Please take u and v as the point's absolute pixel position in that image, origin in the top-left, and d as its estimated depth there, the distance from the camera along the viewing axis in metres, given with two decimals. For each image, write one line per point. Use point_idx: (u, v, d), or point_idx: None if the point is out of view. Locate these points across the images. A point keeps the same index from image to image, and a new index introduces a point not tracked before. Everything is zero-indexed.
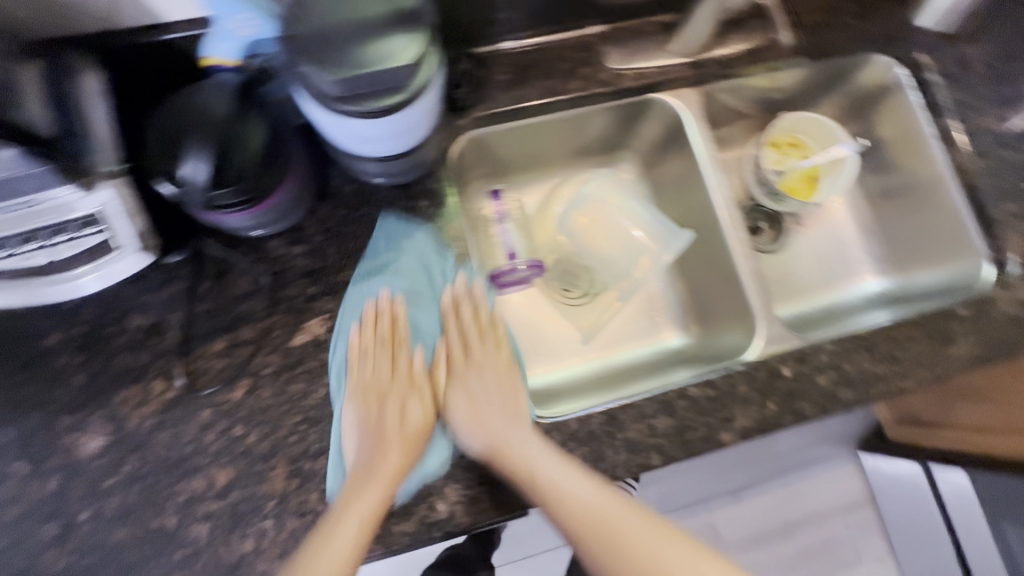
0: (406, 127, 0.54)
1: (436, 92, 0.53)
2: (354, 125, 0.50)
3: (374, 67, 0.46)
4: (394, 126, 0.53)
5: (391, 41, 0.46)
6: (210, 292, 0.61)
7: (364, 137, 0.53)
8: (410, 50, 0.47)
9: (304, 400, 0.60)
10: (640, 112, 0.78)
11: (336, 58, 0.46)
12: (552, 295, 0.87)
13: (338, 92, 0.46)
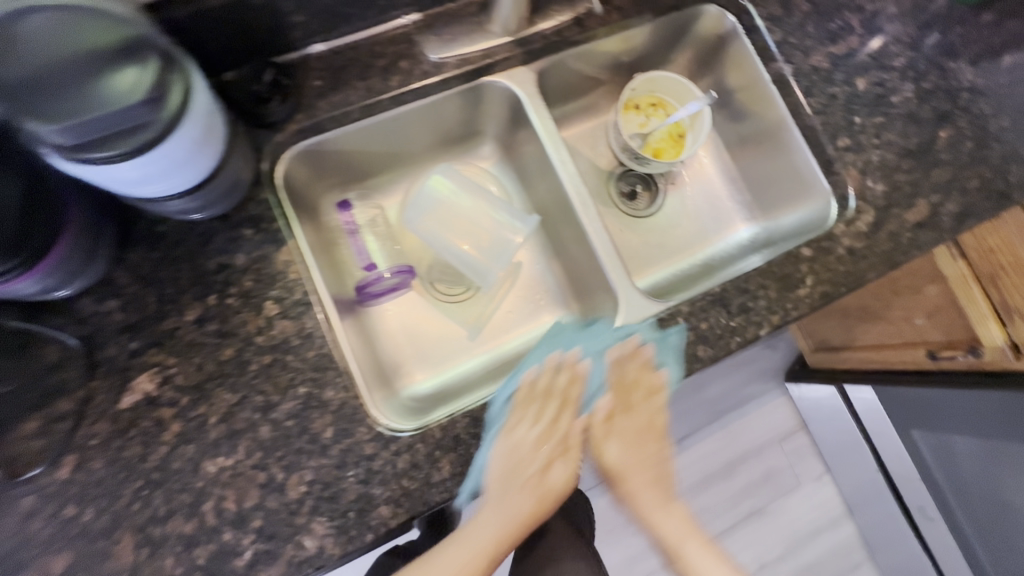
0: (181, 162, 0.49)
1: (206, 120, 0.49)
2: (111, 172, 0.45)
3: (104, 108, 0.42)
4: (161, 164, 0.47)
5: (121, 73, 0.43)
6: (14, 369, 0.56)
7: (133, 181, 0.48)
8: (144, 80, 0.44)
9: (142, 464, 0.56)
10: (477, 98, 0.76)
11: (59, 102, 0.42)
12: (430, 296, 0.85)
13: (66, 138, 0.42)
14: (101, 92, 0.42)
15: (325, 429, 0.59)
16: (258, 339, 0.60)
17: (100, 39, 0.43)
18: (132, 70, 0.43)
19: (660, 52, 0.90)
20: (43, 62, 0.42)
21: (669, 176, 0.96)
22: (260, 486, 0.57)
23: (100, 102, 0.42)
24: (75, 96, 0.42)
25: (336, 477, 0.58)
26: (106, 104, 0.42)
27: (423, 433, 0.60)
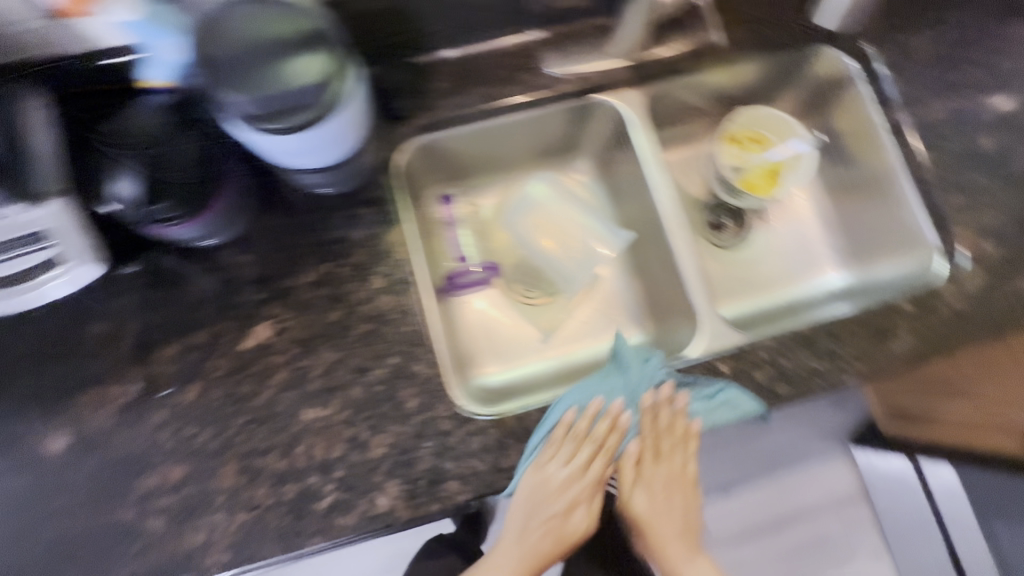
0: (331, 139, 0.56)
1: (359, 105, 0.56)
2: (277, 141, 0.53)
3: (282, 85, 0.48)
4: (319, 139, 0.55)
5: (300, 58, 0.49)
6: (165, 301, 0.65)
7: (291, 151, 0.55)
8: (316, 66, 0.49)
9: (252, 400, 0.63)
10: (586, 115, 0.80)
11: (249, 77, 0.48)
12: (510, 295, 0.89)
13: (252, 109, 0.49)
14: (284, 74, 0.49)
15: (410, 399, 0.64)
16: (363, 308, 0.66)
17: (287, 25, 0.50)
18: (309, 58, 0.49)
19: (769, 89, 0.90)
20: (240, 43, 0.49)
21: (759, 212, 0.95)
22: (346, 440, 0.63)
23: (283, 82, 0.49)
24: (261, 74, 0.48)
25: (413, 445, 0.63)
26: (287, 86, 0.49)
27: (497, 420, 0.64)
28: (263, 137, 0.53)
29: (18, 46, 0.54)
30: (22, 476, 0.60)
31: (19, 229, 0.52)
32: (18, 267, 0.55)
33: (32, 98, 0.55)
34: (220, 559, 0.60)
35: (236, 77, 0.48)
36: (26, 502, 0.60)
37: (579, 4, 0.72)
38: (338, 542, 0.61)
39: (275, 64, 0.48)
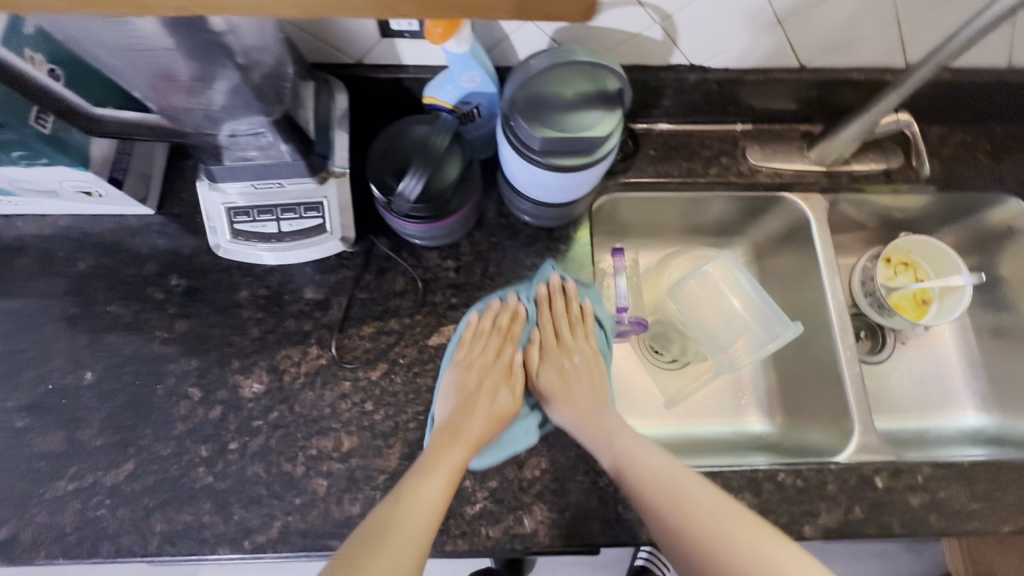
0: (579, 184, 0.62)
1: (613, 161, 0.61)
2: (539, 173, 0.59)
3: (573, 132, 0.55)
4: (570, 181, 0.60)
5: (595, 113, 0.55)
6: (371, 284, 0.71)
7: (543, 184, 0.61)
8: (606, 124, 0.55)
9: (427, 393, 0.67)
10: (766, 208, 0.85)
11: (544, 118, 0.55)
12: (643, 353, 0.92)
13: (537, 144, 0.56)
14: (574, 124, 0.55)
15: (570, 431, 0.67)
16: None
17: (586, 84, 0.56)
18: (598, 116, 0.55)
19: (939, 220, 0.92)
20: (550, 90, 0.56)
21: (899, 334, 0.94)
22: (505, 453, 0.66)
23: (571, 129, 0.55)
24: (557, 119, 0.55)
25: (565, 475, 0.65)
26: (573, 133, 0.55)
27: None
28: (527, 168, 0.59)
29: (337, 49, 0.63)
30: (216, 408, 0.66)
31: (305, 195, 0.60)
32: (284, 228, 0.62)
33: (337, 88, 0.63)
34: None
35: (533, 116, 0.55)
36: (215, 431, 0.65)
37: (792, 110, 0.78)
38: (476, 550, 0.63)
39: (571, 114, 0.55)
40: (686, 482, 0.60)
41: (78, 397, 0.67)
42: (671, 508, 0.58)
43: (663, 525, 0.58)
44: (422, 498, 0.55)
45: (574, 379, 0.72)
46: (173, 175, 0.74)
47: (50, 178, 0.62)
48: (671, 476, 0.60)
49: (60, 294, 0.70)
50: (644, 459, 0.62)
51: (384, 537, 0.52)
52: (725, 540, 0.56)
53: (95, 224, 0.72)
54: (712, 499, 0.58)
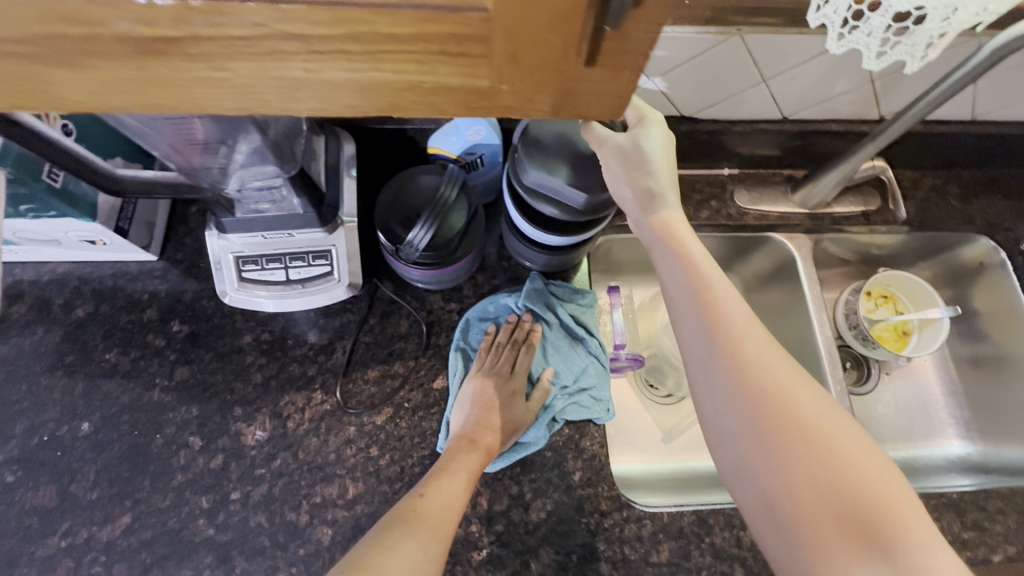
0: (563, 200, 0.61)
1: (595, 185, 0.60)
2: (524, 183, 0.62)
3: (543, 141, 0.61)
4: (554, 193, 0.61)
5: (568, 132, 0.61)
6: (374, 327, 0.72)
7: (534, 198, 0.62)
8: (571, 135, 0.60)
9: (432, 436, 0.68)
10: (755, 246, 0.89)
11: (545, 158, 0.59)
12: (640, 389, 0.93)
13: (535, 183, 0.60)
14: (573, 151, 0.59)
15: (575, 471, 0.67)
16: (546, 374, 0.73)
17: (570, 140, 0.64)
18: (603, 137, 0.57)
19: (916, 256, 0.96)
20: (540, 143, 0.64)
21: (884, 366, 0.97)
22: (511, 496, 0.66)
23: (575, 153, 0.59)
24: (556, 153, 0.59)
25: (572, 517, 0.65)
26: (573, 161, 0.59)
27: (653, 512, 0.66)
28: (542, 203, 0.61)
29: None
30: (217, 457, 0.65)
31: (313, 243, 0.62)
32: (292, 276, 0.63)
33: (346, 139, 0.65)
34: None
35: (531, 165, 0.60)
36: (216, 481, 0.64)
37: (776, 156, 0.82)
38: None
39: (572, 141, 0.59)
40: (763, 352, 0.49)
41: (72, 448, 0.64)
42: (742, 387, 0.48)
43: (737, 397, 0.48)
44: (436, 502, 0.55)
45: (676, 222, 0.54)
46: (176, 221, 0.74)
47: (56, 228, 0.62)
48: (755, 358, 0.49)
49: (55, 343, 0.69)
50: (722, 302, 0.51)
51: (398, 524, 0.52)
52: (808, 420, 0.47)
53: (95, 270, 0.72)
54: (787, 378, 0.48)
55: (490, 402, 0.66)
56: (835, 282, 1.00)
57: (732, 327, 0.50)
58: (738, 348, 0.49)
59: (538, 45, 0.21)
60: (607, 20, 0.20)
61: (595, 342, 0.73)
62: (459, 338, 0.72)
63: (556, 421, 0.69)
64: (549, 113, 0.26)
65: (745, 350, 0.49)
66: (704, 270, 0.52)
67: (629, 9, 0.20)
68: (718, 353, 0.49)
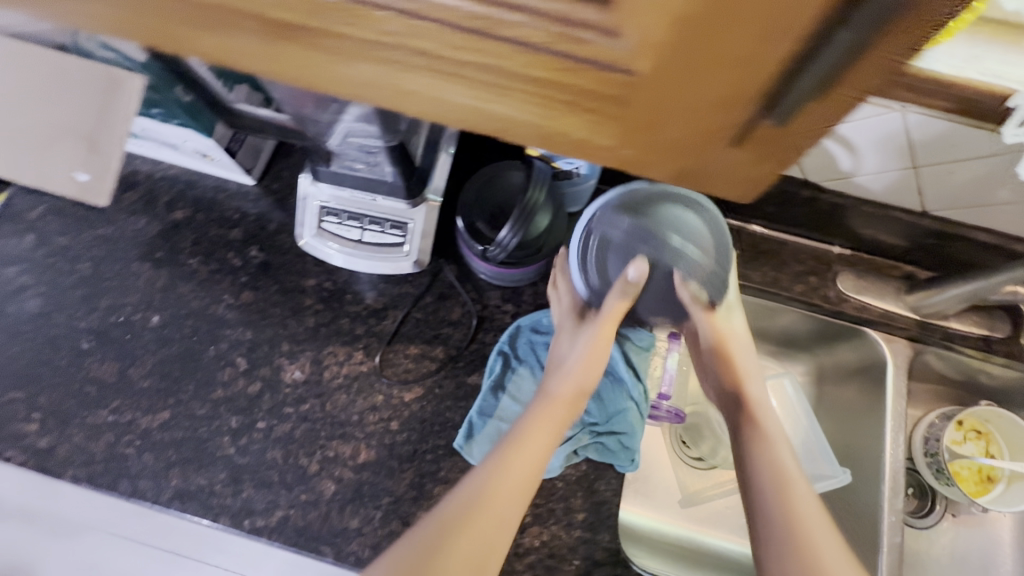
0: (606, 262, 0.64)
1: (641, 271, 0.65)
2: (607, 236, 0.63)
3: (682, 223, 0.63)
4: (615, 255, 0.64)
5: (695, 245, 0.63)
6: (427, 306, 0.72)
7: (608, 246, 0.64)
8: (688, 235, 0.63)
9: (452, 429, 0.68)
10: (842, 335, 0.81)
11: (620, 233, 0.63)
12: (670, 443, 0.88)
13: (635, 278, 0.61)
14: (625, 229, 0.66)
15: (580, 511, 0.65)
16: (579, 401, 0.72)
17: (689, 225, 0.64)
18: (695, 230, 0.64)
19: None
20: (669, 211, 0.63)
21: (951, 506, 0.86)
22: None
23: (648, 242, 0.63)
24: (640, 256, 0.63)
25: (564, 555, 0.63)
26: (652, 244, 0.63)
27: None
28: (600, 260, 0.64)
29: None
30: (255, 383, 0.69)
31: (394, 213, 0.63)
32: (366, 238, 0.64)
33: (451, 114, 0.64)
34: (358, 552, 0.63)
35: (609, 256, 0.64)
36: (248, 405, 0.68)
37: (899, 248, 0.74)
38: None
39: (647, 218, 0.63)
40: (801, 488, 0.58)
41: (139, 336, 0.70)
42: (782, 504, 0.57)
43: (779, 509, 0.57)
44: (486, 538, 0.53)
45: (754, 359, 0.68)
46: (280, 153, 0.78)
47: (178, 136, 0.67)
48: (794, 482, 0.59)
49: (151, 237, 0.74)
50: (775, 432, 0.63)
51: (449, 551, 0.51)
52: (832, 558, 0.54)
53: (201, 180, 0.77)
54: (818, 514, 0.57)
55: (549, 421, 0.60)
56: (922, 399, 0.89)
57: (775, 459, 0.61)
58: (782, 473, 0.59)
59: (685, 116, 0.22)
60: (771, 105, 0.21)
61: (638, 386, 0.69)
62: (505, 338, 0.71)
63: (576, 454, 0.66)
64: (672, 179, 0.26)
65: (785, 477, 0.59)
66: (764, 406, 0.65)
67: (803, 97, 0.20)
68: (766, 467, 0.60)
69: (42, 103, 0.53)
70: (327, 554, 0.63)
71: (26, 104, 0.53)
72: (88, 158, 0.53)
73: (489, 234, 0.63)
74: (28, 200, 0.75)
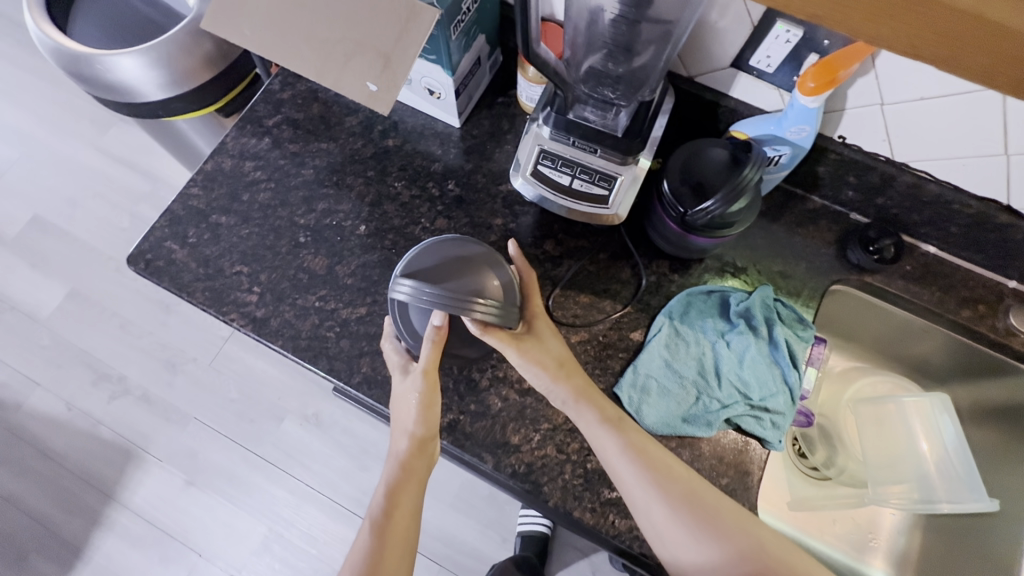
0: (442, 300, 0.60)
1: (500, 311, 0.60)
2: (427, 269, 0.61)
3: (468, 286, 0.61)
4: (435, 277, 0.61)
5: (738, 205, 0.66)
6: (600, 262, 0.78)
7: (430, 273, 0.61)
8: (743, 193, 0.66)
9: (611, 377, 0.73)
10: (996, 371, 0.81)
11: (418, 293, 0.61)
12: (790, 444, 0.89)
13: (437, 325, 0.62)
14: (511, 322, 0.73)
15: (724, 476, 0.69)
16: None
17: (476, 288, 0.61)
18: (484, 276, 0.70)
19: None
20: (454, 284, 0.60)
21: None
22: None
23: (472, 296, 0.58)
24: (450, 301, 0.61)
25: None
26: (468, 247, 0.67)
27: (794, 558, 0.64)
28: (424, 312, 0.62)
29: (692, 61, 0.70)
30: None
31: (607, 167, 0.69)
32: (574, 185, 0.70)
33: (670, 90, 0.70)
34: (515, 466, 0.69)
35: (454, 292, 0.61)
36: None
37: None
38: (599, 531, 0.67)
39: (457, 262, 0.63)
40: (687, 477, 0.63)
41: (347, 239, 0.79)
42: (678, 509, 0.60)
43: (676, 526, 0.60)
44: (409, 503, 0.66)
45: (558, 357, 0.67)
46: (484, 103, 0.86)
47: (421, 70, 0.75)
48: (687, 482, 0.62)
49: (366, 157, 0.84)
50: (645, 448, 0.63)
51: (383, 533, 0.63)
52: (726, 513, 0.61)
53: (413, 115, 0.86)
54: (703, 483, 0.63)
55: (410, 468, 0.66)
56: None
57: (656, 451, 0.63)
58: (670, 480, 0.62)
59: None
60: None
61: (797, 375, 0.72)
62: (672, 305, 0.74)
63: (729, 422, 0.70)
64: None
65: (676, 472, 0.63)
66: (597, 420, 0.64)
67: None
68: (651, 502, 0.60)
69: (349, 21, 0.63)
70: (488, 460, 0.69)
71: (336, 20, 0.64)
72: (375, 68, 0.63)
73: (691, 202, 0.67)
74: (268, 109, 0.86)
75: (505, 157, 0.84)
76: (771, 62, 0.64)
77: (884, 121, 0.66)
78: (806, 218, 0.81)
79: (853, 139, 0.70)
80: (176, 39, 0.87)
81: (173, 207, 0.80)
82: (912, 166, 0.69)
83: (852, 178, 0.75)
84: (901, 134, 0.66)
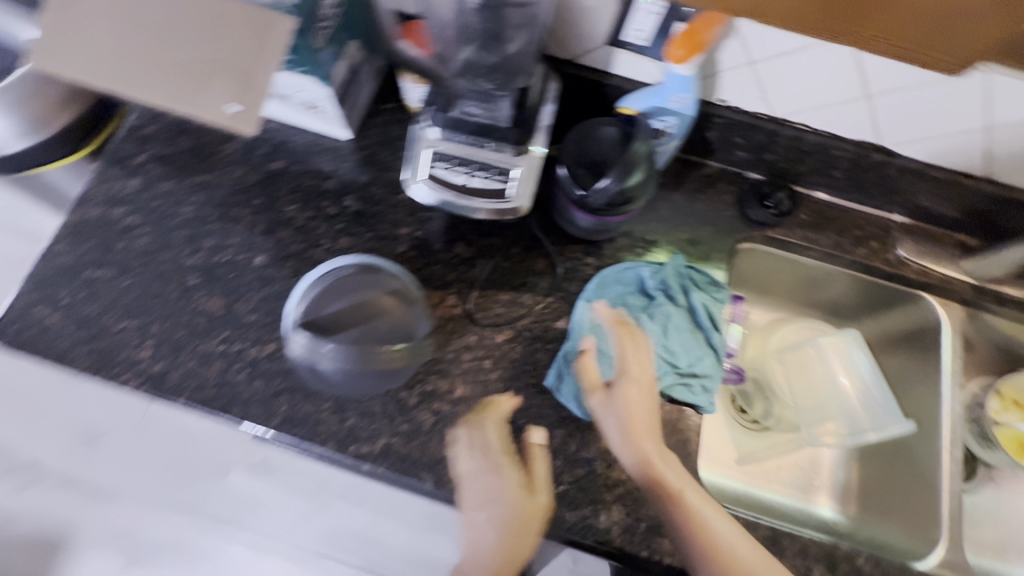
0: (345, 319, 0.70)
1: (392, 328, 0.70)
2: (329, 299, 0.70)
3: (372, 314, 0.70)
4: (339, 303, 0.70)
5: (635, 178, 0.66)
6: (514, 257, 0.77)
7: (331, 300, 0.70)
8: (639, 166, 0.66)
9: (541, 370, 0.72)
10: (897, 301, 0.86)
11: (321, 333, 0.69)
12: (728, 403, 0.91)
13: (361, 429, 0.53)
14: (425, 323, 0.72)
15: (665, 448, 0.70)
16: None
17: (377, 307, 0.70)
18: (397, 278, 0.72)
19: None
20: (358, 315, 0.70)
21: (992, 471, 0.92)
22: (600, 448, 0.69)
23: (375, 332, 0.69)
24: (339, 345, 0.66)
25: None
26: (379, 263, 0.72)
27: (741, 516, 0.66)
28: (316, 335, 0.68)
29: (570, 42, 0.69)
30: None
31: (502, 159, 0.68)
32: (471, 183, 0.68)
33: (553, 74, 0.70)
34: (458, 479, 0.67)
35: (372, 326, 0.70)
36: None
37: (955, 217, 0.79)
38: (552, 529, 0.66)
39: (365, 297, 0.70)
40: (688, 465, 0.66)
41: (243, 274, 0.73)
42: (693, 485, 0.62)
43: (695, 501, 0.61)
44: None
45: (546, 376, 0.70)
46: (371, 110, 0.82)
47: (293, 85, 0.71)
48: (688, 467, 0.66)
49: (251, 184, 0.78)
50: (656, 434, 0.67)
51: None
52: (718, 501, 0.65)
53: (297, 133, 0.81)
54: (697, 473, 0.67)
55: None
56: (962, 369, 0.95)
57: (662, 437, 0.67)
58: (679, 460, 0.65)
59: None
60: None
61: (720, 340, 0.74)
62: (589, 289, 0.74)
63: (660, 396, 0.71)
64: None
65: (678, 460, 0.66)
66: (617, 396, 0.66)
67: None
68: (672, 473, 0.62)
69: (199, 42, 0.59)
70: (429, 479, 0.66)
71: (182, 43, 0.59)
72: (233, 89, 0.59)
73: (591, 181, 0.66)
74: (132, 147, 0.78)
75: (401, 163, 0.80)
76: (643, 34, 0.65)
77: (757, 80, 0.68)
78: (705, 182, 0.83)
79: (734, 101, 0.72)
80: (10, 84, 0.77)
81: (34, 269, 0.71)
82: (791, 120, 0.72)
83: (739, 139, 0.77)
84: (774, 91, 0.69)
